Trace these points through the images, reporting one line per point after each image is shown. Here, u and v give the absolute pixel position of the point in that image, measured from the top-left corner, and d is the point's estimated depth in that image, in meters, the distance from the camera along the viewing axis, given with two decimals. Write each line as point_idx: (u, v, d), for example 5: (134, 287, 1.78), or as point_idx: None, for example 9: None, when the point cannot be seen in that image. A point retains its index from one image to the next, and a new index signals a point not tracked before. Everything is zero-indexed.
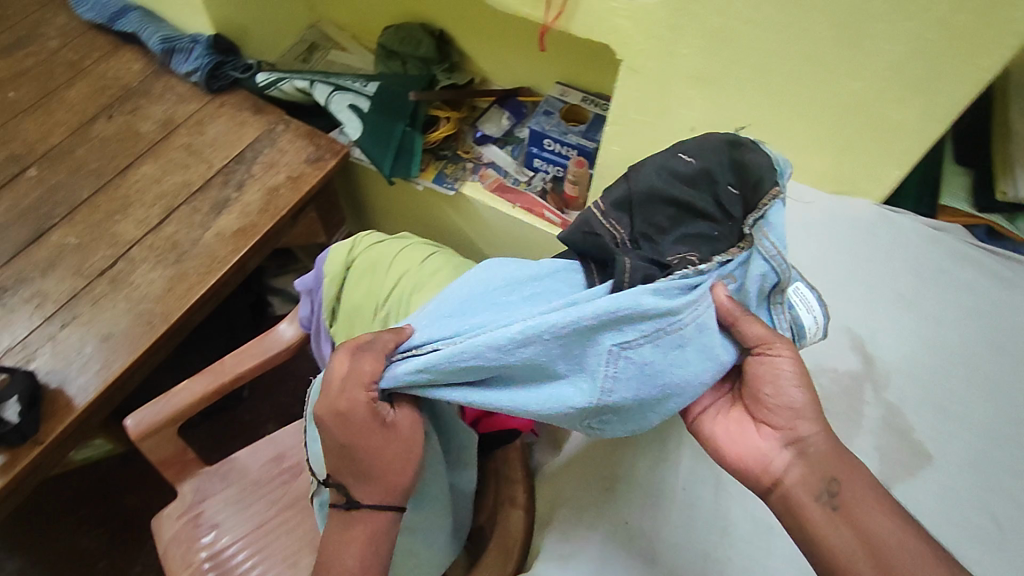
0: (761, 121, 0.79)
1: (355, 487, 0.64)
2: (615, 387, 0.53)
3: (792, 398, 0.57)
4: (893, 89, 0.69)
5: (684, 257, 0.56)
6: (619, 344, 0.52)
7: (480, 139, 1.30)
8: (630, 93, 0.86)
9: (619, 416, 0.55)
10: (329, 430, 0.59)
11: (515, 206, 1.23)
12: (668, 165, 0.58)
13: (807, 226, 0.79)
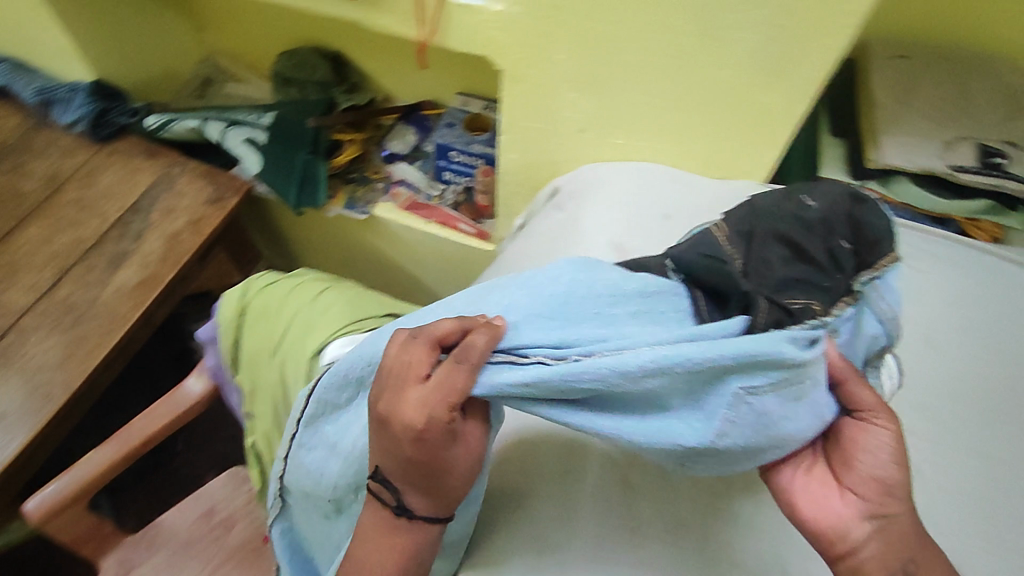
0: (641, 116, 0.80)
1: (410, 496, 0.55)
2: (727, 427, 0.49)
3: (882, 472, 0.53)
4: (757, 76, 0.71)
5: (805, 305, 0.52)
6: (743, 391, 0.48)
7: (388, 158, 1.29)
8: (517, 101, 0.86)
9: (714, 461, 0.52)
10: (397, 434, 0.50)
11: (430, 221, 1.23)
12: (794, 206, 0.55)
13: (695, 212, 0.81)
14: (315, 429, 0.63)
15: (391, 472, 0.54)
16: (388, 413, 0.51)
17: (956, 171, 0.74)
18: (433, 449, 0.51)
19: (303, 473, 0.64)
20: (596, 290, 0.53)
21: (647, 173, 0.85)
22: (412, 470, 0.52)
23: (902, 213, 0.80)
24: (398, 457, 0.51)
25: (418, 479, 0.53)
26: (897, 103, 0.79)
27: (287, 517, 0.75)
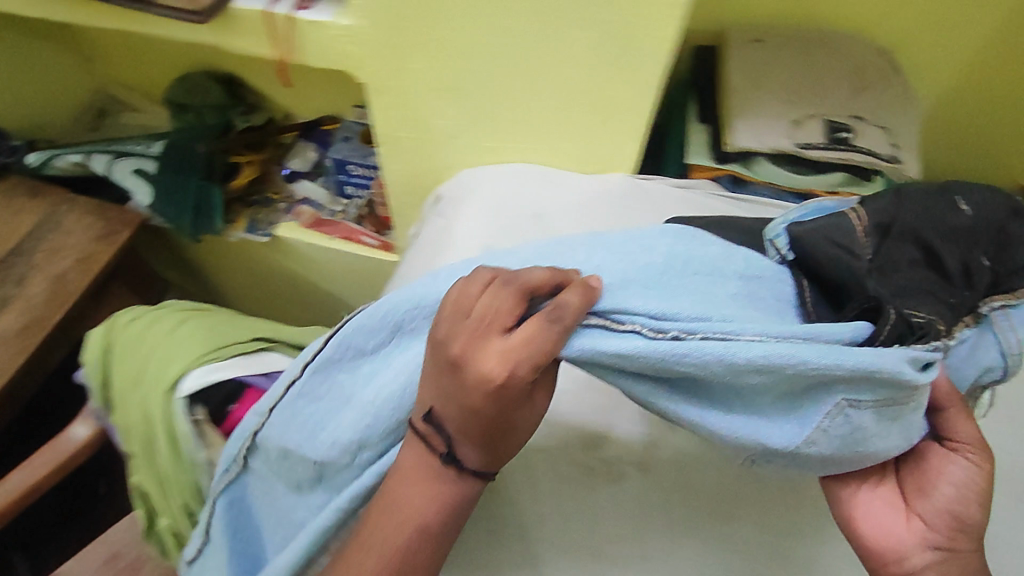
0: (504, 116, 0.82)
1: (463, 447, 0.54)
2: (806, 428, 0.54)
3: (963, 510, 0.58)
4: (603, 72, 0.73)
5: (921, 319, 0.54)
6: (853, 398, 0.53)
7: (289, 176, 1.28)
8: (386, 112, 0.86)
9: (788, 461, 0.57)
10: (478, 374, 0.50)
11: (334, 237, 1.23)
12: (947, 211, 0.58)
13: (563, 210, 0.84)
14: (329, 375, 0.60)
15: (451, 421, 0.53)
16: (463, 361, 0.50)
17: (804, 149, 0.76)
18: (505, 394, 0.50)
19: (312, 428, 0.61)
20: (692, 272, 0.56)
21: (516, 173, 0.86)
22: (481, 420, 0.51)
23: (767, 191, 0.84)
24: (468, 403, 0.51)
25: (472, 437, 0.53)
26: (750, 85, 0.80)
27: (232, 489, 0.66)
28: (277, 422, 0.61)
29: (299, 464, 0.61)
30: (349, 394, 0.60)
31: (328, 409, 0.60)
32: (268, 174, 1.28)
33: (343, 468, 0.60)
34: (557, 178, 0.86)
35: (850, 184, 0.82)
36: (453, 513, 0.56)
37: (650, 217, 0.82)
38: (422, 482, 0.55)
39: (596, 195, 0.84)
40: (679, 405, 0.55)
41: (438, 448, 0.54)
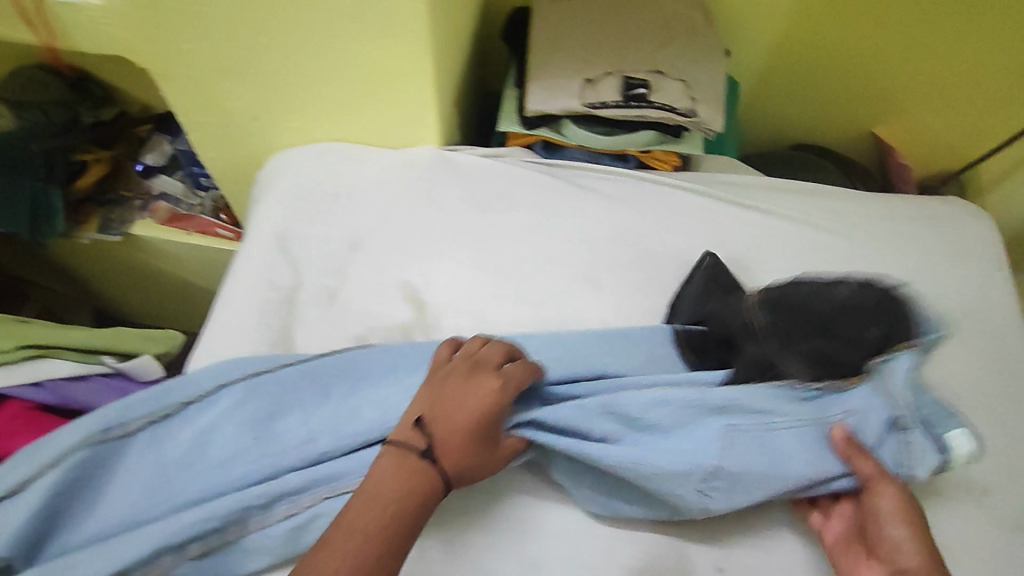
0: (296, 93, 0.78)
1: (450, 446, 0.51)
2: (725, 453, 0.55)
3: (896, 537, 0.51)
4: (369, 41, 0.68)
5: (799, 375, 0.61)
6: (757, 424, 0.57)
7: (144, 172, 1.22)
8: (182, 97, 0.81)
9: (726, 490, 0.55)
10: (460, 408, 0.52)
11: (191, 232, 1.21)
12: (826, 290, 0.65)
13: (366, 186, 0.79)
14: (280, 382, 0.65)
15: (443, 428, 0.51)
16: (459, 391, 0.53)
17: (598, 108, 0.73)
18: (493, 418, 0.53)
19: (247, 419, 0.63)
20: (618, 349, 0.65)
21: (319, 153, 0.82)
22: (473, 442, 0.52)
23: (580, 154, 0.84)
24: (457, 424, 0.52)
25: (456, 461, 0.51)
26: (547, 46, 0.76)
27: (115, 459, 0.62)
28: (222, 405, 0.64)
29: (219, 449, 0.62)
30: (310, 406, 0.64)
31: (284, 413, 0.64)
32: (120, 172, 1.23)
33: (274, 465, 0.60)
34: (363, 155, 0.82)
35: (663, 142, 0.81)
36: (420, 514, 0.48)
37: (457, 190, 0.79)
38: (399, 474, 0.49)
39: (401, 170, 0.80)
40: (606, 448, 0.56)
41: (425, 445, 0.51)
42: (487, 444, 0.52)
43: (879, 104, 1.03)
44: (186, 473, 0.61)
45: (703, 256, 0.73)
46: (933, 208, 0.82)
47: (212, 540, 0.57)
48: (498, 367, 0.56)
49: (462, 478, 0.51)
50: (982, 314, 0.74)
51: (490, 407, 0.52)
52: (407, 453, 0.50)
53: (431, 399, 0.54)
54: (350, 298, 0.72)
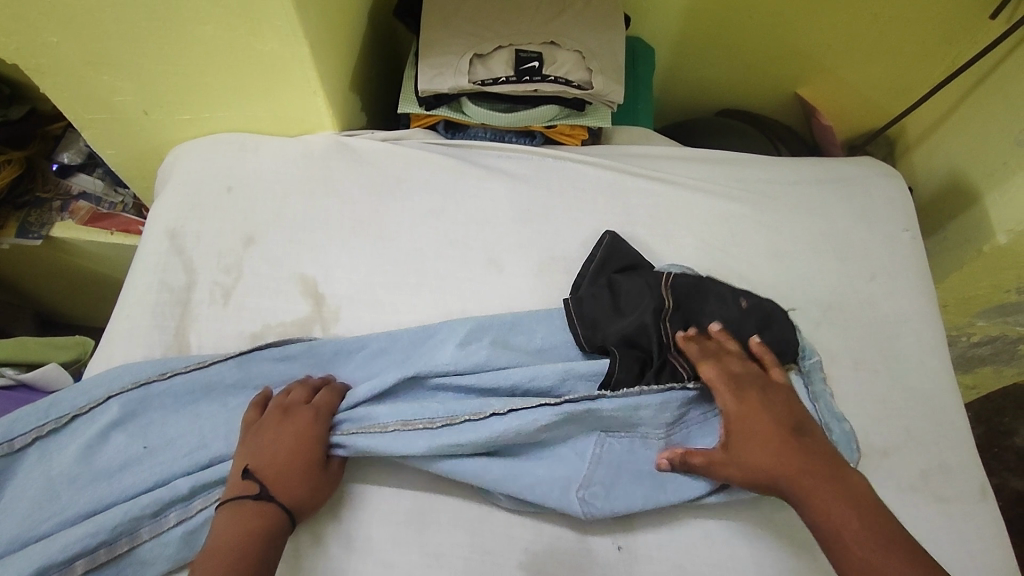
0: (181, 85, 0.74)
1: (276, 487, 0.53)
2: (598, 460, 0.58)
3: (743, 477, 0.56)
4: (239, 24, 0.65)
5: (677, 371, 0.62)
6: (630, 430, 0.60)
7: (61, 171, 1.08)
8: (62, 96, 0.75)
9: (605, 495, 0.57)
10: (266, 451, 0.55)
11: (113, 232, 1.06)
12: (730, 298, 0.65)
13: (260, 177, 0.76)
14: (176, 393, 0.62)
15: (265, 471, 0.54)
16: (270, 435, 0.56)
17: (487, 84, 0.75)
18: (312, 449, 0.55)
19: (147, 434, 0.60)
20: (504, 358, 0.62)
21: (211, 147, 0.78)
22: (302, 477, 0.54)
23: (484, 133, 0.84)
24: (274, 465, 0.54)
25: (289, 495, 0.53)
26: (440, 21, 0.78)
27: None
28: (109, 413, 0.60)
29: (109, 458, 0.58)
30: (203, 413, 0.62)
31: (180, 420, 0.61)
32: (35, 172, 1.08)
33: (169, 471, 0.58)
34: (257, 144, 0.79)
35: (567, 116, 0.81)
36: (269, 547, 0.51)
37: (355, 178, 0.77)
38: (235, 524, 0.51)
39: (295, 158, 0.78)
40: (479, 459, 0.57)
41: (254, 490, 0.53)
42: (315, 475, 0.55)
43: (798, 65, 1.05)
44: (73, 485, 0.57)
45: (603, 233, 0.73)
46: (845, 168, 0.84)
47: (102, 554, 0.54)
48: (309, 401, 0.59)
49: (303, 511, 0.54)
50: (883, 273, 0.75)
51: (298, 441, 0.55)
52: (241, 504, 0.52)
53: (247, 449, 0.55)
54: (245, 295, 0.70)
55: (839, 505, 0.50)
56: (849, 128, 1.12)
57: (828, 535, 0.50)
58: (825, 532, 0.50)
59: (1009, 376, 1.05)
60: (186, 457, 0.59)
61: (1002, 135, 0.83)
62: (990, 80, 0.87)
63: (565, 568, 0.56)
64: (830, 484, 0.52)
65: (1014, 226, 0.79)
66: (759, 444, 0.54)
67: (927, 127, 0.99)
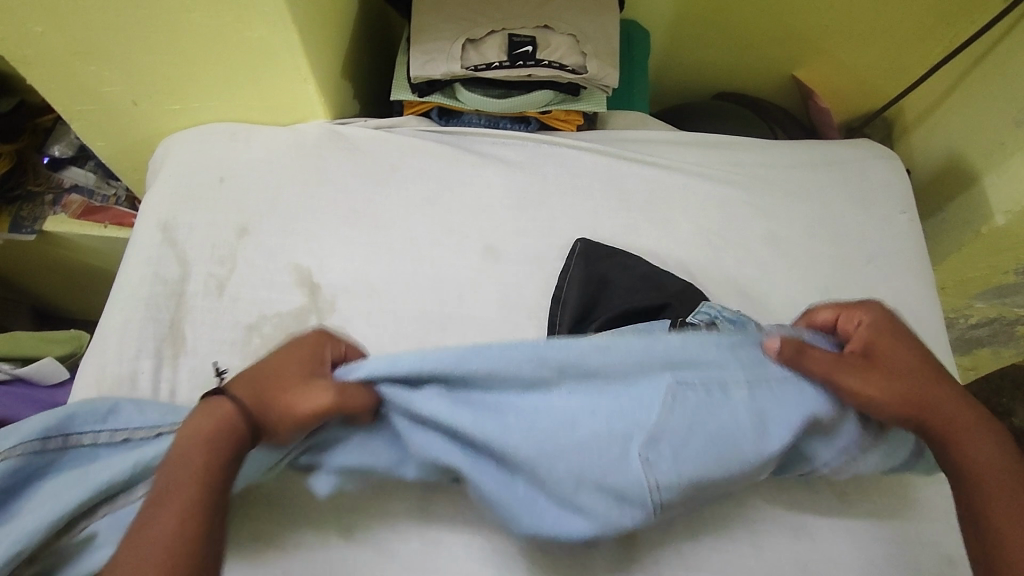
0: (170, 75, 0.73)
1: (264, 404, 0.48)
2: (671, 411, 0.50)
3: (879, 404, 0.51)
4: (226, 11, 0.64)
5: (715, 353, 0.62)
6: (707, 381, 0.52)
7: (52, 164, 1.07)
8: (50, 87, 0.74)
9: (670, 457, 0.48)
10: (266, 366, 0.50)
11: (107, 225, 1.05)
12: None
13: (253, 167, 0.76)
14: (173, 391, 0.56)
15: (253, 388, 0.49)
16: (265, 351, 0.52)
17: (480, 70, 0.75)
18: (301, 362, 0.50)
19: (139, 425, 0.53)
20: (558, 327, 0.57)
21: (203, 137, 0.77)
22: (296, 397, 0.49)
23: (478, 119, 0.83)
24: (253, 369, 0.50)
25: (262, 399, 0.48)
26: (431, 7, 0.77)
27: None
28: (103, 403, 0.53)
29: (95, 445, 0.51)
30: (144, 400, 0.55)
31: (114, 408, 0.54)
32: (26, 164, 1.07)
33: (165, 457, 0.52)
34: (249, 133, 0.78)
35: (561, 101, 0.80)
36: (224, 455, 0.45)
37: (348, 166, 0.76)
38: (194, 420, 0.46)
39: (287, 147, 0.77)
40: (529, 408, 0.50)
41: (240, 401, 0.47)
42: (296, 386, 0.49)
43: (795, 47, 1.04)
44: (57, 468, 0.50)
45: (575, 241, 0.72)
46: (842, 150, 0.83)
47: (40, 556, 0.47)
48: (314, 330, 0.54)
49: (272, 419, 0.48)
50: (881, 256, 0.75)
51: (307, 360, 0.51)
52: (223, 414, 0.46)
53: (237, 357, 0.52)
54: (240, 286, 0.69)
55: (993, 453, 0.49)
56: (847, 110, 1.11)
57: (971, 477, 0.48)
58: (977, 472, 0.48)
59: (1007, 358, 1.05)
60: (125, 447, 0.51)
61: (1002, 115, 0.82)
62: (989, 58, 0.86)
63: (566, 556, 0.56)
64: (981, 437, 0.50)
65: (1012, 207, 0.79)
66: (913, 383, 0.51)
67: (925, 109, 0.98)
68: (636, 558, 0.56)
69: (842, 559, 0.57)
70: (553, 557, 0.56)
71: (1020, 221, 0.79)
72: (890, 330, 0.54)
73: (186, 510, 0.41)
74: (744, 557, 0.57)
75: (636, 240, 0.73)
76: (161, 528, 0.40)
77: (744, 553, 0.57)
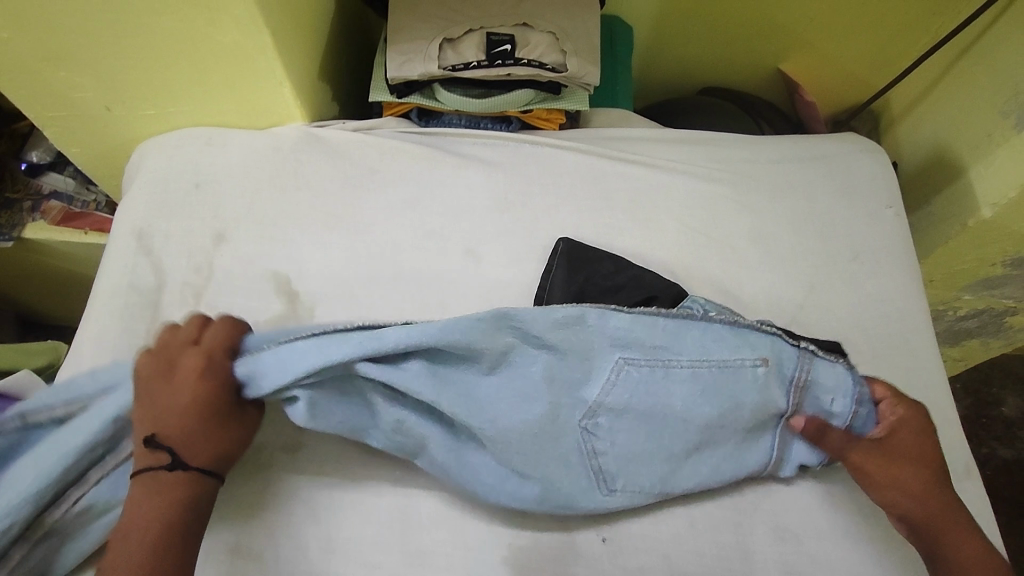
0: (141, 81, 0.71)
1: (187, 449, 0.50)
2: (611, 387, 0.58)
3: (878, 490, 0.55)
4: (196, 15, 0.63)
5: None
6: (652, 361, 0.59)
7: (29, 171, 1.03)
8: (18, 94, 0.72)
9: (608, 430, 0.57)
10: (162, 404, 0.51)
11: (87, 231, 1.04)
12: None
13: (229, 171, 0.74)
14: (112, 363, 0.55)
15: (172, 434, 0.50)
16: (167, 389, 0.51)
17: (458, 70, 0.74)
18: (220, 397, 0.52)
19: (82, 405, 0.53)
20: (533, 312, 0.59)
21: (177, 142, 0.76)
22: (214, 429, 0.51)
23: (458, 120, 0.82)
24: (187, 424, 0.50)
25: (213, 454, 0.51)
26: (408, 6, 0.76)
27: None
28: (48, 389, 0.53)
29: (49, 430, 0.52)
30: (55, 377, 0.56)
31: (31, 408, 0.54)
32: (6, 172, 1.04)
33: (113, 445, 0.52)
34: (224, 138, 0.76)
35: (542, 100, 0.79)
36: (198, 513, 0.49)
37: (326, 170, 0.75)
38: (156, 498, 0.48)
39: (263, 152, 0.75)
40: (484, 378, 0.57)
41: (166, 460, 0.49)
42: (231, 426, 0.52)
43: (781, 40, 1.03)
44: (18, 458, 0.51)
45: (557, 242, 0.71)
46: (826, 145, 0.82)
47: (16, 555, 0.49)
48: (198, 341, 0.54)
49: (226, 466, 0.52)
50: (866, 252, 0.74)
51: (204, 392, 0.51)
52: (157, 474, 0.49)
53: (144, 414, 0.50)
54: (217, 295, 0.68)
55: (977, 554, 0.52)
56: (834, 103, 1.10)
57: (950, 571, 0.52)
58: (953, 572, 0.52)
59: (996, 348, 1.05)
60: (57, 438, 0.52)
61: (988, 107, 0.82)
62: (975, 48, 0.86)
63: (549, 564, 0.55)
64: (970, 533, 0.53)
65: (999, 200, 0.78)
66: (916, 482, 0.54)
67: (912, 101, 0.97)
68: (620, 562, 0.56)
69: (827, 559, 0.57)
70: (536, 565, 0.55)
71: (1007, 213, 0.78)
72: (921, 424, 0.57)
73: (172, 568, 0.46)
74: (729, 559, 0.57)
75: (620, 241, 0.72)
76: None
77: (729, 556, 0.57)
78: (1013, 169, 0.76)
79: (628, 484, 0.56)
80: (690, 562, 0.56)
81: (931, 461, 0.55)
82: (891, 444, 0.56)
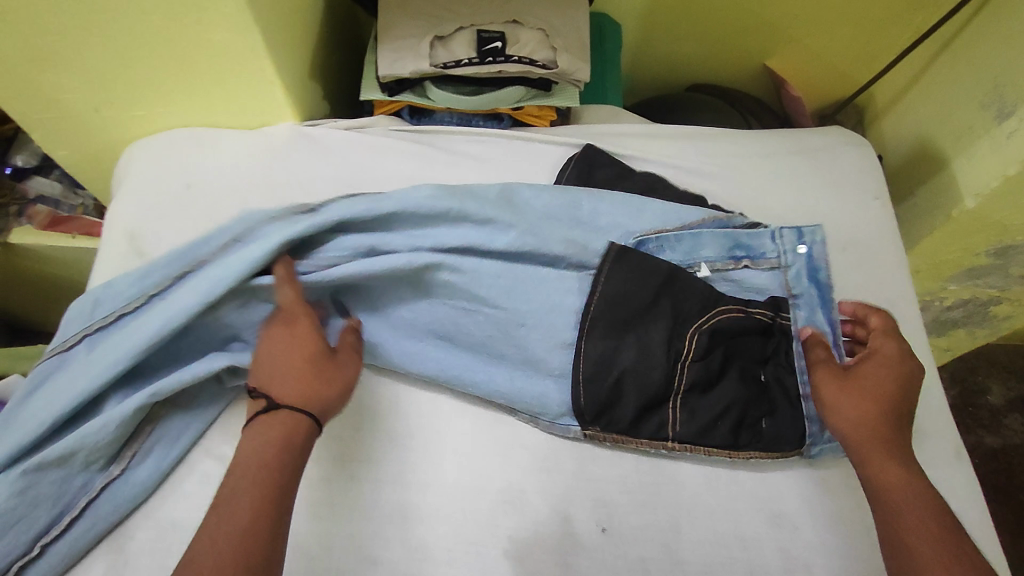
0: (132, 82, 0.71)
1: (285, 392, 0.52)
2: (591, 335, 0.60)
3: (836, 410, 0.55)
4: (184, 13, 0.63)
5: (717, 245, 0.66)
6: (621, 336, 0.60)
7: (15, 175, 1.02)
8: (5, 95, 0.71)
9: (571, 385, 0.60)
10: (273, 356, 0.54)
11: (75, 235, 1.01)
12: None
13: (220, 170, 0.74)
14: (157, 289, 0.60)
15: (275, 378, 0.52)
16: (265, 348, 0.54)
17: (449, 67, 0.74)
18: (316, 352, 0.54)
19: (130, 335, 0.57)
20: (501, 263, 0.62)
21: (170, 142, 0.75)
22: (313, 377, 0.53)
23: (450, 117, 0.82)
24: (283, 373, 0.52)
25: (321, 403, 0.52)
26: (400, 5, 0.76)
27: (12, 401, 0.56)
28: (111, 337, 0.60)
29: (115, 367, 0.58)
30: (101, 295, 0.61)
31: (92, 337, 0.59)
32: None
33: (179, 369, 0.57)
34: (215, 137, 0.76)
35: (533, 97, 0.80)
36: (301, 457, 0.50)
37: (319, 168, 0.75)
38: (263, 438, 0.49)
39: (256, 151, 0.75)
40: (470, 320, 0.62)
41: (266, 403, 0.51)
42: (324, 378, 0.53)
43: (766, 35, 1.04)
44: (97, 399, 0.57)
45: None
46: (813, 138, 0.84)
47: (100, 484, 0.54)
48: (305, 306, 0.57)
49: (330, 408, 0.53)
50: (854, 242, 0.75)
51: (305, 346, 0.54)
52: (266, 418, 0.50)
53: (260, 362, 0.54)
54: None
55: (902, 479, 0.51)
56: (820, 96, 1.12)
57: (875, 498, 0.52)
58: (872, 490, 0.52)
59: (981, 337, 1.07)
60: (108, 367, 0.56)
61: (969, 99, 0.83)
62: (957, 42, 0.88)
63: (549, 554, 0.56)
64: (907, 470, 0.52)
65: (982, 190, 0.79)
66: (867, 404, 0.54)
67: (895, 95, 0.99)
68: (619, 550, 0.56)
69: (821, 543, 0.58)
70: (537, 555, 0.55)
71: (990, 203, 0.79)
72: (898, 360, 0.57)
73: (273, 511, 0.46)
74: (728, 546, 0.57)
75: None
76: (263, 522, 0.45)
77: (726, 542, 0.57)
78: (994, 159, 0.77)
79: (621, 413, 0.59)
80: (688, 547, 0.57)
81: (892, 391, 0.55)
82: (857, 375, 0.57)
